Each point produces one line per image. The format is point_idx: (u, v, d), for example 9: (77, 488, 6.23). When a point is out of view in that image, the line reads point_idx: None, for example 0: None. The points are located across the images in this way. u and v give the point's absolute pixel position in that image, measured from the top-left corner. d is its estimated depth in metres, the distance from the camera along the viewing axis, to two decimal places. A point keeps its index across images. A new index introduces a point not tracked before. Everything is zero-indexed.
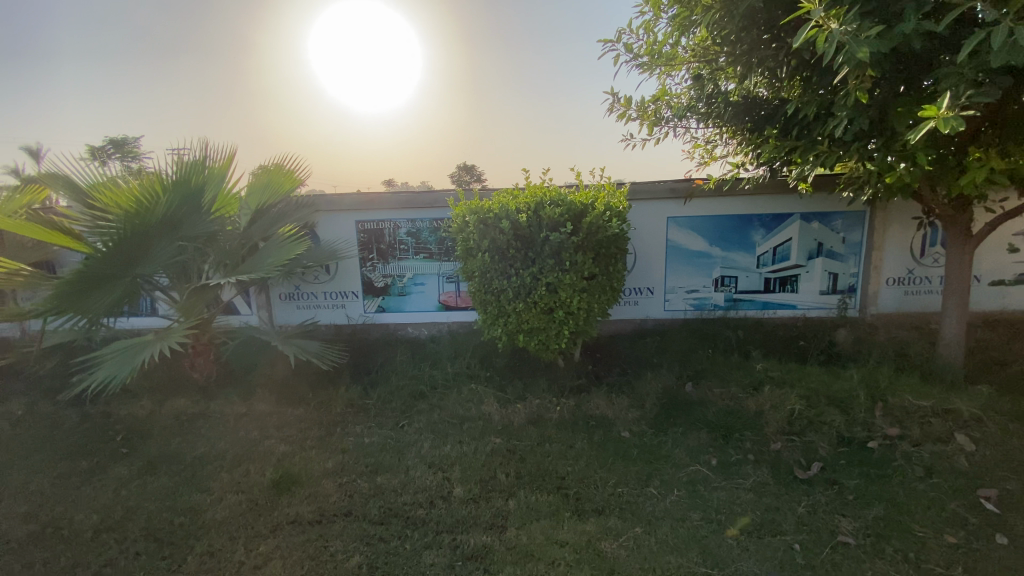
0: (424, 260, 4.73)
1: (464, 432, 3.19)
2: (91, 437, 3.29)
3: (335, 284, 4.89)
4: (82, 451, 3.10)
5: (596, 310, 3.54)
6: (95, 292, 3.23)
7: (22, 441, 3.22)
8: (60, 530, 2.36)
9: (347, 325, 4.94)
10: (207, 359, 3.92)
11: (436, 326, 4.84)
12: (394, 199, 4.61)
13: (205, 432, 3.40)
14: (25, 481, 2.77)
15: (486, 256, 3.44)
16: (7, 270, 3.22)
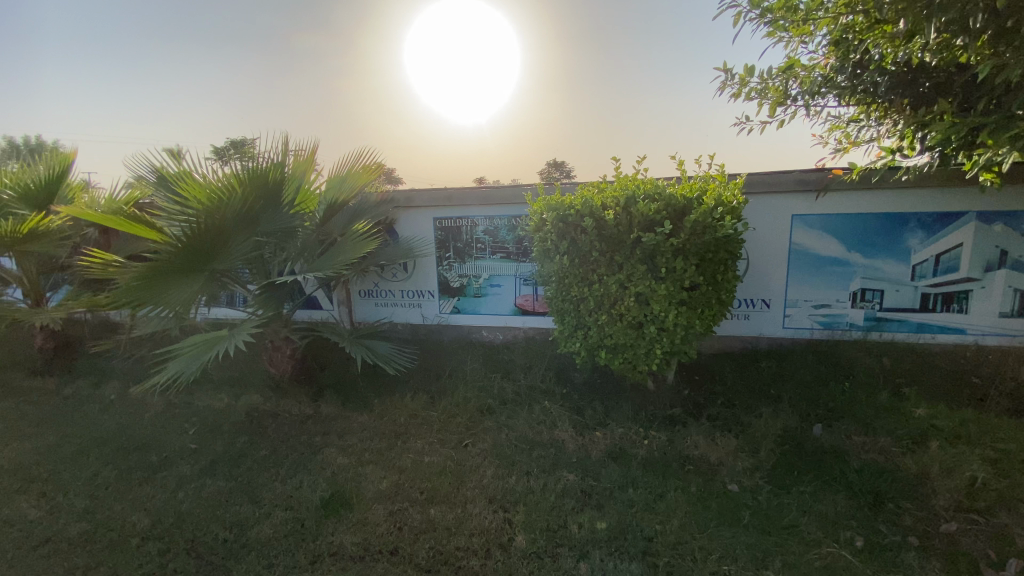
0: (502, 260, 4.36)
1: (533, 461, 2.76)
2: (168, 430, 3.35)
3: (412, 282, 4.69)
4: (155, 445, 3.15)
5: (697, 328, 2.93)
6: (172, 286, 3.21)
7: (110, 428, 3.35)
8: (112, 533, 2.31)
9: (422, 325, 4.72)
10: (284, 355, 3.71)
11: (512, 331, 4.46)
12: (472, 194, 4.29)
13: (271, 431, 3.31)
14: (100, 473, 2.80)
15: (566, 258, 2.99)
16: (101, 263, 3.34)
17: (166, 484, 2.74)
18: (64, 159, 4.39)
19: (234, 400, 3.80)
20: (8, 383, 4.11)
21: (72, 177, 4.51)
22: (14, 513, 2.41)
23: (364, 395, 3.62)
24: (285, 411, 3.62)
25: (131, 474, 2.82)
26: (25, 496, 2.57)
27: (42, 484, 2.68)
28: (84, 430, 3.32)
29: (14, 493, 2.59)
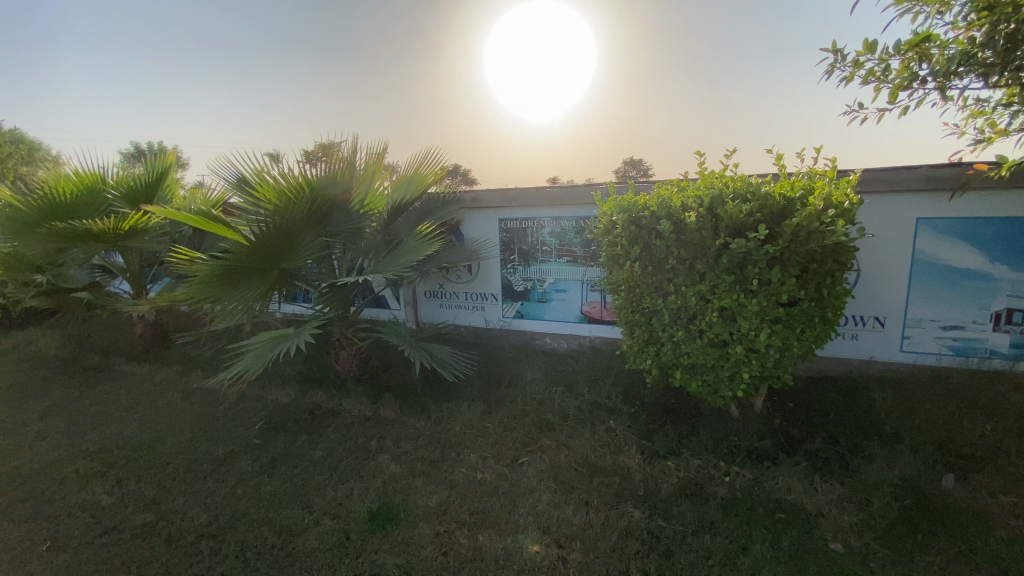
0: (568, 264, 4.10)
1: (594, 489, 2.49)
2: (237, 423, 3.46)
3: (476, 284, 4.56)
4: (223, 438, 3.25)
5: (794, 351, 2.50)
6: (241, 285, 3.19)
7: (188, 418, 3.52)
8: (171, 527, 2.35)
9: (485, 329, 4.57)
10: (349, 353, 3.74)
11: (577, 340, 4.19)
12: (539, 194, 4.07)
13: (329, 431, 3.29)
14: (171, 463, 2.91)
15: (638, 265, 2.69)
16: (184, 260, 3.47)
17: (227, 479, 2.78)
18: (164, 162, 4.76)
19: (300, 396, 3.85)
20: (111, 367, 4.50)
21: (170, 179, 4.89)
22: (90, 498, 2.54)
23: (421, 398, 3.51)
24: (345, 410, 3.57)
25: (198, 466, 2.90)
26: (103, 481, 2.71)
27: (120, 469, 2.83)
28: (164, 418, 3.51)
29: (94, 477, 2.74)
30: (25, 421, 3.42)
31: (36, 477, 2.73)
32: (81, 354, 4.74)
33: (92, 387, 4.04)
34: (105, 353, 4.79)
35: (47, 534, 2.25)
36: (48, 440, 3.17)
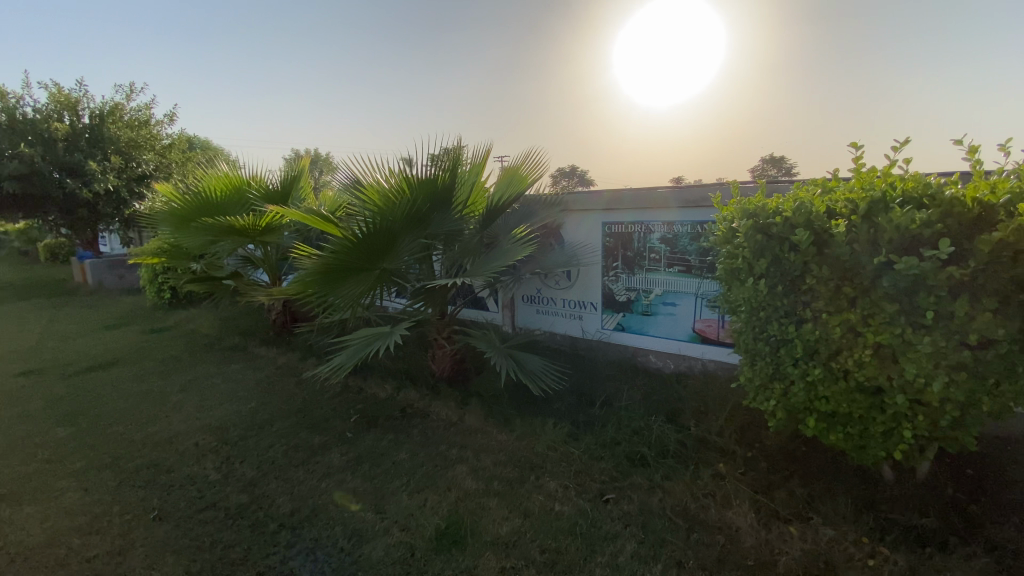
0: (679, 274, 3.64)
1: (690, 548, 2.09)
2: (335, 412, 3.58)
3: (576, 292, 4.28)
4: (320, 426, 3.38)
5: (983, 409, 1.89)
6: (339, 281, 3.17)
7: (296, 403, 3.75)
8: (259, 512, 2.44)
9: (582, 340, 4.28)
10: (446, 352, 3.58)
11: (685, 362, 3.72)
12: (650, 195, 3.67)
13: (414, 431, 3.16)
14: (272, 447, 3.07)
15: (764, 283, 2.20)
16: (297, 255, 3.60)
17: (315, 469, 2.83)
18: (297, 166, 5.26)
19: (394, 393, 3.78)
20: (246, 347, 5.02)
21: (302, 182, 5.38)
22: (199, 473, 2.79)
23: (508, 408, 3.30)
24: (430, 411, 3.46)
25: (294, 451, 3.02)
26: (215, 457, 2.95)
27: (230, 447, 3.07)
28: (277, 401, 3.78)
29: (207, 453, 3.01)
30: (171, 392, 3.93)
31: (166, 447, 3.07)
32: (226, 335, 5.39)
33: (227, 365, 4.54)
34: (244, 334, 5.38)
35: (158, 504, 2.48)
36: (183, 412, 3.59)
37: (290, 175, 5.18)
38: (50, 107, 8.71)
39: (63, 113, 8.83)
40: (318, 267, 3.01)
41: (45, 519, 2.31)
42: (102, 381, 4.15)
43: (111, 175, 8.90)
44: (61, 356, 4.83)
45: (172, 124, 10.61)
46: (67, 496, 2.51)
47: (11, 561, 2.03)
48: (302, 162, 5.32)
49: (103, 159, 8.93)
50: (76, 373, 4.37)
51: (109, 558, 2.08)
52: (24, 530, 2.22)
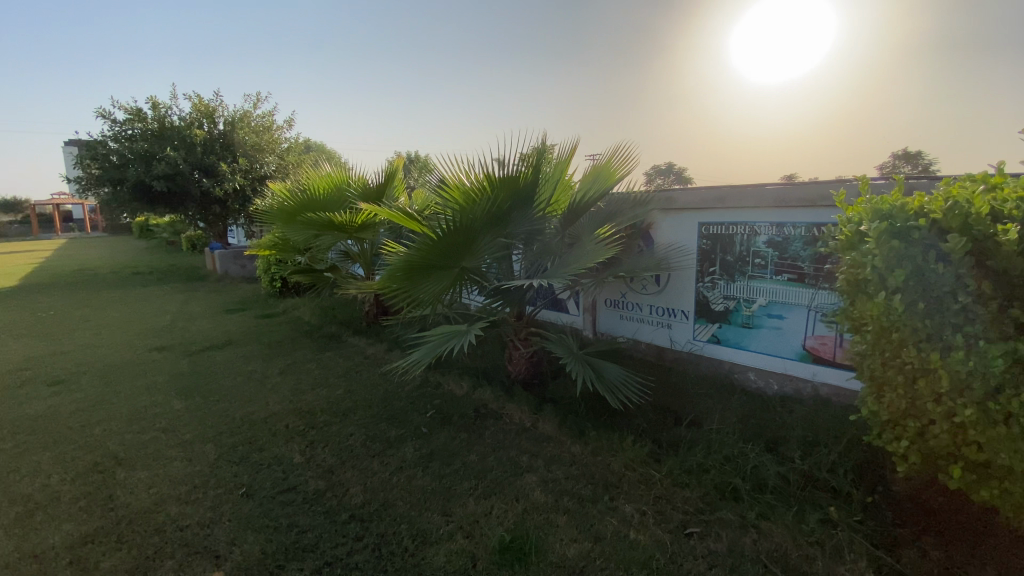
0: (789, 284, 3.21)
1: None
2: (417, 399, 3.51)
3: (664, 298, 3.96)
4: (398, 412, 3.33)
5: None
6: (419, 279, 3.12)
7: (378, 390, 3.71)
8: (332, 500, 2.44)
9: (670, 350, 3.96)
10: (522, 354, 3.45)
11: (792, 383, 3.29)
12: (756, 194, 3.28)
13: (486, 434, 3.00)
14: (354, 436, 3.05)
15: (900, 299, 1.81)
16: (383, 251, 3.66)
17: (389, 461, 2.75)
18: (391, 167, 5.47)
19: (471, 391, 3.61)
20: (340, 336, 5.24)
21: (396, 181, 5.59)
22: (284, 455, 2.90)
23: (586, 417, 3.11)
24: (504, 412, 3.30)
25: (373, 443, 2.95)
26: (302, 440, 3.06)
27: (315, 432, 3.14)
28: (361, 389, 3.76)
29: (294, 436, 3.12)
30: (271, 374, 4.21)
31: (259, 427, 3.26)
32: (324, 323, 5.69)
33: (322, 352, 4.73)
34: (339, 323, 5.64)
35: (246, 481, 2.62)
36: (278, 394, 3.79)
37: (385, 175, 5.40)
38: (193, 116, 9.96)
39: (203, 121, 10.05)
40: (399, 265, 3.00)
41: (153, 485, 2.58)
42: (216, 360, 4.58)
43: (238, 176, 10.04)
44: (188, 336, 5.43)
45: (290, 129, 11.66)
46: (174, 465, 2.78)
47: (121, 521, 2.26)
48: (396, 163, 5.53)
49: (232, 161, 10.11)
50: (196, 352, 4.86)
51: (200, 529, 2.22)
52: (135, 494, 2.48)
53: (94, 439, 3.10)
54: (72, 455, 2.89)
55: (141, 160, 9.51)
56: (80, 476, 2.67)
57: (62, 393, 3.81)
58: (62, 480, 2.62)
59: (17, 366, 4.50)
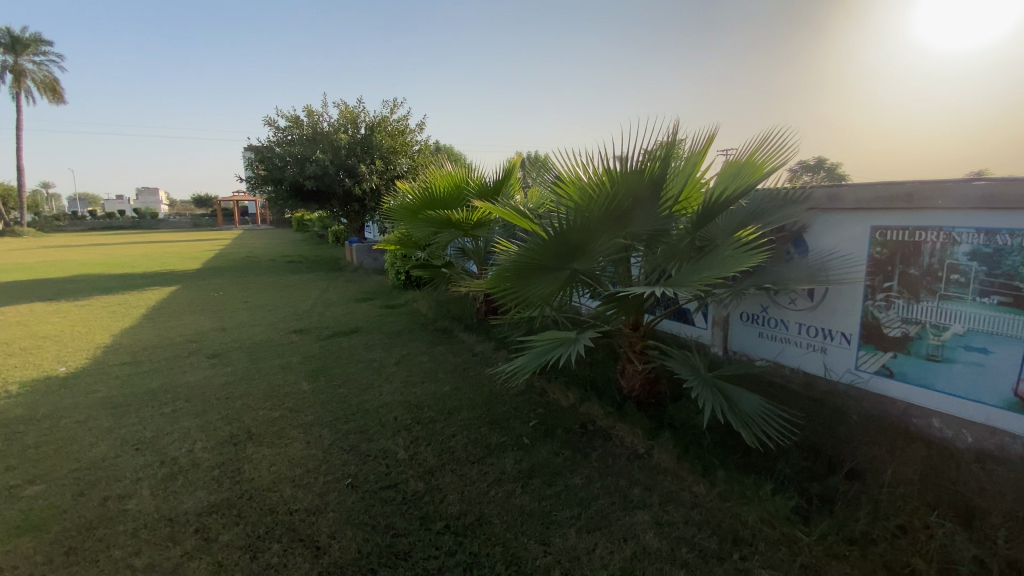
0: (1002, 311, 2.45)
1: None
2: (522, 404, 3.28)
3: (818, 316, 3.32)
4: (504, 416, 3.11)
5: None
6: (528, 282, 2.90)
7: (484, 389, 3.53)
8: (429, 505, 2.29)
9: (822, 379, 3.32)
10: (637, 370, 3.09)
11: (998, 439, 2.52)
12: (956, 191, 2.57)
13: (593, 454, 2.70)
14: (456, 437, 2.87)
15: None
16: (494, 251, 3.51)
17: (488, 471, 2.53)
18: (509, 164, 5.41)
19: (578, 404, 3.32)
20: (452, 331, 5.24)
21: (513, 179, 5.51)
22: (390, 448, 2.79)
23: (713, 452, 2.67)
24: (614, 432, 2.99)
25: (473, 447, 2.75)
26: (406, 435, 2.93)
27: (421, 427, 3.01)
28: (469, 386, 3.60)
29: (401, 429, 3.01)
30: (388, 364, 4.19)
31: (372, 415, 3.21)
32: (439, 317, 5.76)
33: (435, 345, 4.74)
34: (453, 317, 5.67)
35: (353, 471, 2.57)
36: (393, 383, 3.74)
37: (502, 172, 5.35)
38: (340, 122, 10.98)
39: (348, 126, 11.03)
40: (511, 265, 2.79)
41: (275, 464, 2.70)
42: (341, 346, 4.86)
43: (374, 177, 10.87)
44: (321, 321, 5.91)
45: (421, 132, 12.34)
46: (294, 446, 2.89)
47: (242, 496, 2.39)
48: (514, 160, 5.45)
49: (370, 163, 11.00)
50: (326, 336, 5.22)
51: (306, 516, 2.22)
52: (258, 470, 2.64)
53: (234, 412, 3.41)
54: (215, 425, 3.21)
55: (297, 162, 10.71)
56: (218, 446, 2.93)
57: (218, 365, 4.31)
58: (203, 448, 2.90)
59: (190, 338, 5.23)
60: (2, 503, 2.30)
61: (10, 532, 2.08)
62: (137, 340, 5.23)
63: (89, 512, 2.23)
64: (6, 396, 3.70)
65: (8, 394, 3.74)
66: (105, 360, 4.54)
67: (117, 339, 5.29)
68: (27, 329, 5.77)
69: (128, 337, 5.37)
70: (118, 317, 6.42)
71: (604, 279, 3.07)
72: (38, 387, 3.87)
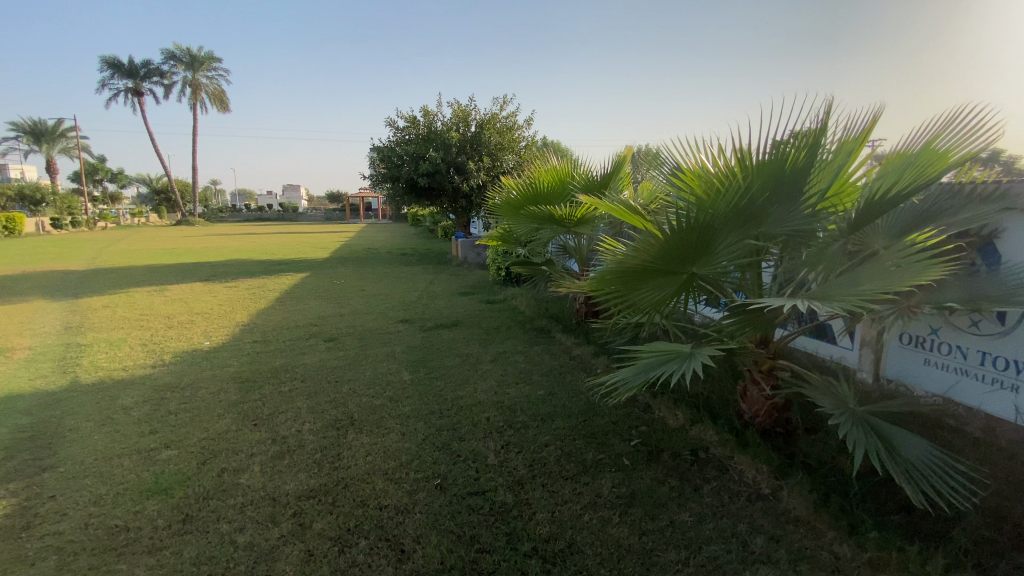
0: None
1: None
2: (623, 419, 3.00)
3: (1010, 346, 2.61)
4: (603, 430, 2.85)
5: None
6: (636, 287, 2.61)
7: (582, 397, 3.30)
8: (517, 521, 2.10)
9: (1013, 425, 2.61)
10: (763, 395, 2.68)
11: None
12: None
13: (704, 488, 2.36)
14: (548, 447, 2.68)
15: None
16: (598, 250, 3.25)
17: (582, 492, 2.30)
18: (619, 157, 5.08)
19: (687, 425, 2.95)
20: (550, 331, 5.04)
21: (623, 173, 5.17)
22: (481, 451, 2.65)
23: (859, 505, 2.19)
24: (733, 463, 2.59)
25: (567, 462, 2.53)
26: (497, 438, 2.78)
27: (513, 432, 2.84)
28: (565, 393, 3.38)
29: (492, 431, 2.86)
30: (483, 361, 4.10)
31: (465, 413, 3.11)
32: (537, 316, 5.60)
33: (531, 344, 4.57)
34: (551, 317, 5.48)
35: (443, 471, 2.47)
36: (487, 381, 3.63)
37: (611, 165, 5.04)
38: (452, 120, 11.33)
39: (460, 124, 11.34)
40: (623, 263, 2.50)
41: (370, 454, 2.66)
42: (440, 338, 4.91)
43: (481, 174, 11.06)
44: (424, 312, 6.08)
45: (529, 128, 12.30)
46: (390, 436, 2.82)
47: (338, 483, 2.39)
48: (625, 153, 5.11)
49: (478, 160, 11.20)
50: (429, 327, 5.31)
51: (394, 513, 2.15)
52: (355, 458, 2.62)
53: (342, 395, 3.50)
54: (323, 407, 3.27)
55: (412, 160, 11.25)
56: (323, 430, 2.97)
57: (330, 349, 4.56)
58: (310, 431, 2.95)
59: (310, 321, 5.66)
60: (143, 464, 2.58)
61: (144, 493, 2.31)
62: (266, 320, 5.80)
63: (208, 481, 2.41)
64: (162, 363, 4.26)
65: (164, 361, 4.29)
66: (239, 337, 5.05)
67: (251, 319, 5.88)
68: (186, 305, 6.67)
69: (260, 317, 5.98)
70: (255, 298, 7.18)
71: (728, 286, 2.67)
72: (186, 357, 4.39)
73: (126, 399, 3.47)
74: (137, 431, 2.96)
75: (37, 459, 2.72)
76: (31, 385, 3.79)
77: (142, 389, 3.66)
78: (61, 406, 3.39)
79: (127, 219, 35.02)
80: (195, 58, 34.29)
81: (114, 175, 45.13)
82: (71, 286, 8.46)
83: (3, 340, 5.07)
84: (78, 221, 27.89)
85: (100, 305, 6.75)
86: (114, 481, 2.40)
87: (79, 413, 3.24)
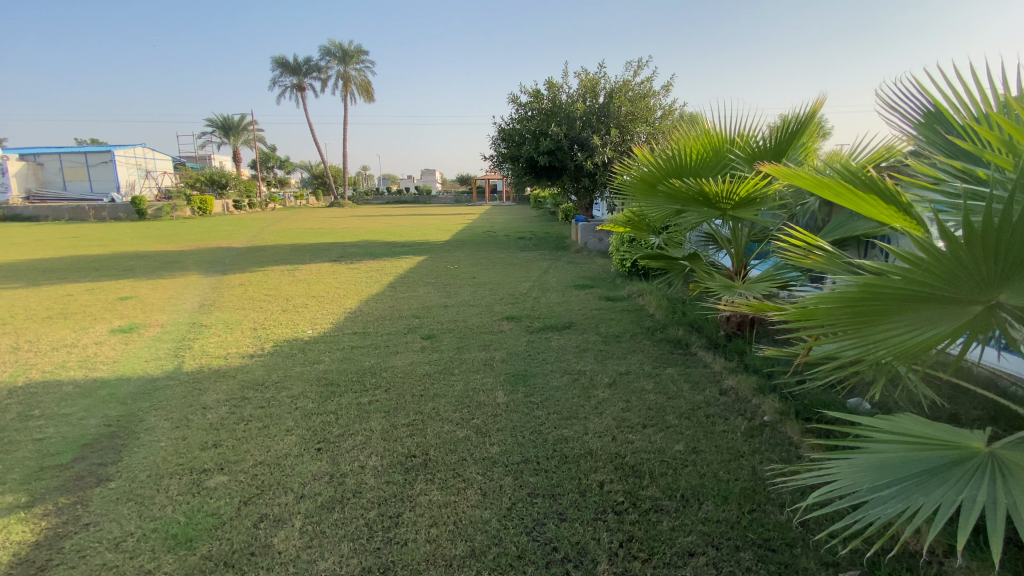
0: None
1: None
2: (815, 518, 1.91)
3: None
4: (781, 539, 1.81)
5: None
6: (875, 329, 1.48)
7: (740, 467, 2.27)
8: None
9: None
10: None
11: None
12: None
13: None
14: (694, 560, 1.73)
15: None
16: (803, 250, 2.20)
17: None
18: (807, 112, 3.68)
19: (938, 549, 1.74)
20: (689, 345, 3.94)
21: (810, 135, 3.77)
22: (589, 547, 1.80)
23: None
24: None
25: None
26: (614, 527, 1.90)
27: (637, 518, 1.94)
28: (717, 455, 2.37)
29: (607, 511, 1.99)
30: (599, 385, 3.20)
31: (570, 469, 2.27)
32: (671, 323, 4.49)
33: (662, 364, 3.55)
34: (690, 326, 4.35)
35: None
36: (602, 417, 2.74)
37: (794, 124, 3.67)
38: (579, 92, 10.34)
39: (587, 96, 10.31)
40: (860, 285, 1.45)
41: (437, 523, 1.94)
42: (549, 343, 4.11)
43: (609, 149, 9.95)
44: (534, 308, 5.32)
45: (667, 95, 10.81)
46: (466, 497, 2.08)
47: (384, 572, 1.71)
48: (817, 106, 3.69)
49: (605, 134, 10.11)
50: (538, 329, 4.53)
51: None
52: (416, 528, 1.91)
53: (423, 414, 2.83)
54: (398, 433, 2.62)
55: (534, 137, 10.50)
56: (389, 470, 2.29)
57: (425, 349, 4.01)
58: (374, 470, 2.29)
59: (413, 312, 5.23)
60: (187, 494, 2.20)
61: (167, 542, 1.90)
62: (373, 307, 5.51)
63: (238, 536, 1.91)
64: (261, 352, 4.04)
65: (262, 349, 4.09)
66: (341, 326, 4.76)
67: (360, 304, 5.65)
68: (307, 287, 6.74)
69: (368, 303, 5.73)
70: (370, 282, 7.03)
71: None
72: (283, 346, 4.16)
73: (211, 396, 3.24)
74: (200, 443, 2.62)
75: (101, 465, 2.51)
76: (142, 368, 3.80)
77: (230, 383, 3.42)
78: (153, 398, 3.26)
79: (291, 201, 39.87)
80: (347, 53, 37.37)
81: (285, 162, 51.80)
82: (226, 263, 9.27)
83: (147, 316, 5.41)
84: (254, 203, 32.27)
85: (237, 284, 7.10)
86: (146, 521, 2.04)
87: (163, 410, 3.06)
